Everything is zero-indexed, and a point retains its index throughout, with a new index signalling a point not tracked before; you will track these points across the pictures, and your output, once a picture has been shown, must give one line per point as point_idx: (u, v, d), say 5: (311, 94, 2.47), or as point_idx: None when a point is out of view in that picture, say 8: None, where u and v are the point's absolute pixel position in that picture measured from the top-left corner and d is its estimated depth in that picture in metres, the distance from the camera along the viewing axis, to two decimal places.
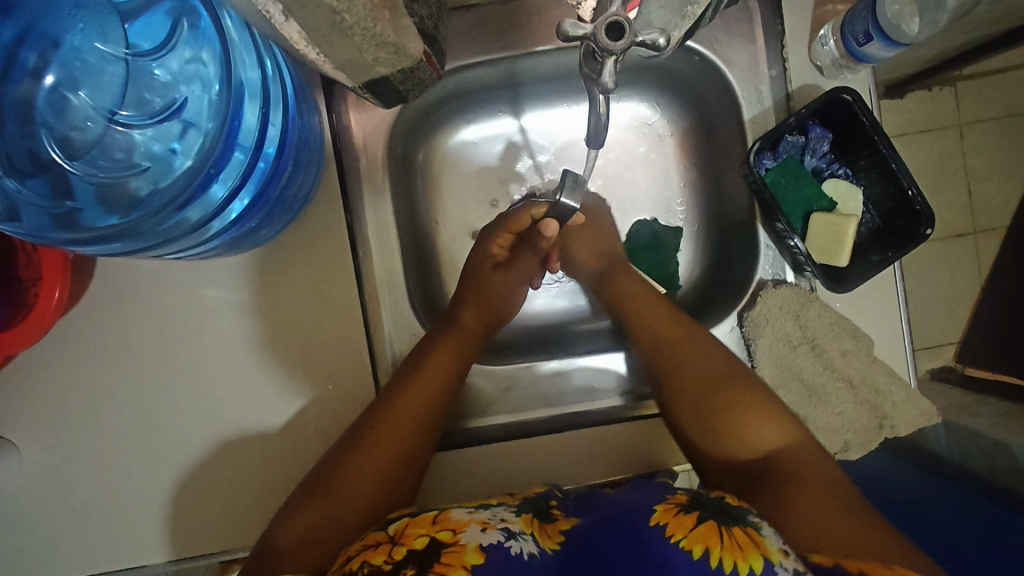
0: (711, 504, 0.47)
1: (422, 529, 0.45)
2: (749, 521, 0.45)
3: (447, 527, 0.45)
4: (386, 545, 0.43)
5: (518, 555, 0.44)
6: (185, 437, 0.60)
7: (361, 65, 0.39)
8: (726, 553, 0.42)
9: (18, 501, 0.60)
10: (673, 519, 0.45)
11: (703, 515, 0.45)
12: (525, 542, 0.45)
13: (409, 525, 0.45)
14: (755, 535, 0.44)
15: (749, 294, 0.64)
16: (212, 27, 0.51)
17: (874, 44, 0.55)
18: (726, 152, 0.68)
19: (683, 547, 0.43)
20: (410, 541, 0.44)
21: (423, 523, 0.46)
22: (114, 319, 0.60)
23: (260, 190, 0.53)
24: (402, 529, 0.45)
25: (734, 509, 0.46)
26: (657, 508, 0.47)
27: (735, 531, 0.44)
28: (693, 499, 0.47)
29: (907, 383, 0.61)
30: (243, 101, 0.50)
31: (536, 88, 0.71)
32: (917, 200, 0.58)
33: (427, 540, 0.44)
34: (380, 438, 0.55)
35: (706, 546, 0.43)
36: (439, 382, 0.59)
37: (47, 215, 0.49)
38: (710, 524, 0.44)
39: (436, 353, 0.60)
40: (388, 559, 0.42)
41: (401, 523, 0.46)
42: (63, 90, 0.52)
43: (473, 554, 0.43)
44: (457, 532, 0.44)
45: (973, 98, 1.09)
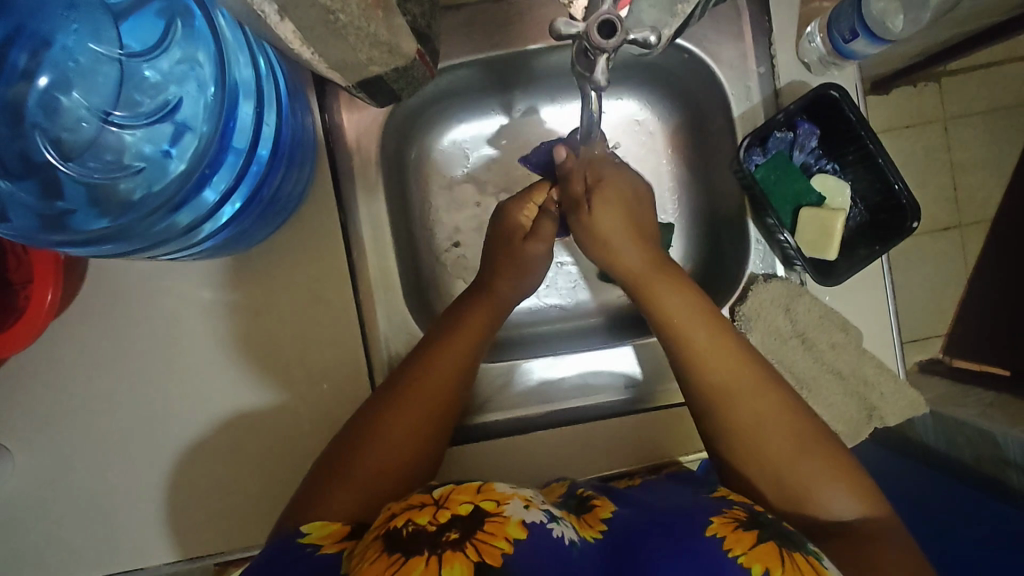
0: (770, 526, 0.47)
1: (466, 497, 0.45)
2: (809, 549, 0.45)
3: (491, 498, 0.45)
4: (431, 508, 0.43)
5: (561, 537, 0.44)
6: (180, 439, 0.60)
7: (355, 65, 0.40)
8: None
9: (12, 506, 0.59)
10: (731, 533, 0.46)
11: (762, 535, 0.46)
12: (565, 528, 0.46)
13: (454, 492, 0.45)
14: (817, 566, 0.44)
15: (741, 288, 0.65)
16: (207, 29, 0.51)
17: (859, 41, 0.56)
18: (716, 148, 0.68)
19: (741, 563, 0.44)
20: (455, 506, 0.44)
21: (468, 492, 0.46)
22: (107, 321, 0.60)
23: (252, 191, 0.53)
24: (448, 495, 0.45)
25: (792, 534, 0.47)
26: (714, 520, 0.48)
27: (795, 556, 0.44)
28: (751, 518, 0.48)
29: (895, 374, 0.62)
30: (238, 100, 0.51)
31: (527, 86, 0.72)
32: (903, 194, 0.59)
33: (471, 508, 0.44)
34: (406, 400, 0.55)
35: (766, 565, 0.43)
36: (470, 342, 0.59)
37: (32, 213, 0.49)
38: (769, 546, 0.45)
39: (466, 316, 0.61)
40: (433, 520, 0.42)
41: (446, 489, 0.46)
42: (56, 90, 0.52)
43: (515, 528, 0.42)
44: (501, 504, 0.45)
45: (957, 93, 1.11)
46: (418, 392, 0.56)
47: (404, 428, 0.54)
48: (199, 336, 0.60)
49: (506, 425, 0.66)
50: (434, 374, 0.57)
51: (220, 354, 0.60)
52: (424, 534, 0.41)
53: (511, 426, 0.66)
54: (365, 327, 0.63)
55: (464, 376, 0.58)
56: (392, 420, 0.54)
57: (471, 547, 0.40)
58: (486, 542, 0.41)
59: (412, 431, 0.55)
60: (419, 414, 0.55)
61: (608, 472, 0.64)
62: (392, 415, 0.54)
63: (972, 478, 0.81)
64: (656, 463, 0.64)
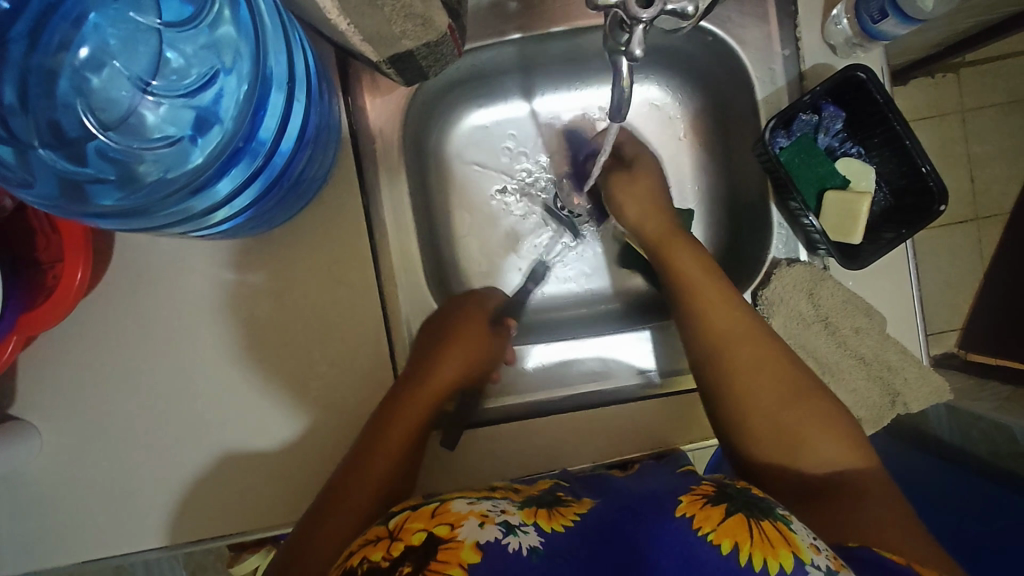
0: (738, 497, 0.48)
1: (421, 523, 0.46)
2: (777, 514, 0.47)
3: (445, 521, 0.45)
4: (385, 541, 0.45)
5: (517, 551, 0.43)
6: (204, 419, 0.61)
7: (389, 37, 0.40)
8: (755, 547, 0.44)
9: (38, 484, 0.60)
10: (700, 511, 0.46)
11: (731, 508, 0.47)
12: (525, 535, 0.45)
13: (409, 519, 0.46)
14: (785, 530, 0.46)
15: (763, 273, 0.65)
16: (248, 18, 0.52)
17: (889, 20, 0.56)
18: (737, 133, 0.68)
19: (712, 541, 0.44)
20: (409, 537, 0.45)
21: (423, 517, 0.46)
22: (133, 301, 0.60)
23: (275, 179, 0.53)
24: (402, 524, 0.46)
25: (758, 501, 0.48)
26: (683, 499, 0.48)
27: (764, 525, 0.45)
28: (719, 491, 0.49)
29: (919, 360, 0.62)
30: (269, 89, 0.51)
31: (547, 70, 0.72)
32: (931, 177, 0.59)
33: (424, 535, 0.45)
34: (365, 464, 0.56)
35: (736, 539, 0.44)
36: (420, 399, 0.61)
37: (55, 177, 0.50)
38: (738, 518, 0.46)
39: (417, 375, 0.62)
40: (387, 556, 0.43)
41: (402, 517, 0.47)
42: (98, 61, 0.53)
43: (470, 552, 0.43)
44: (455, 527, 0.45)
45: (975, 85, 1.10)
46: (385, 438, 0.58)
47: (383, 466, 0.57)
48: (223, 316, 0.61)
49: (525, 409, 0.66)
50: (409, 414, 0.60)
51: (244, 335, 0.61)
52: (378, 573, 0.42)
53: (528, 409, 0.66)
54: (387, 310, 0.63)
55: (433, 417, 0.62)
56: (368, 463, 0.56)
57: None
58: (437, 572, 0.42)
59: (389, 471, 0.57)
60: (398, 454, 0.58)
61: (619, 457, 0.63)
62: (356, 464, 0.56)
63: (989, 471, 0.80)
64: (658, 450, 0.63)
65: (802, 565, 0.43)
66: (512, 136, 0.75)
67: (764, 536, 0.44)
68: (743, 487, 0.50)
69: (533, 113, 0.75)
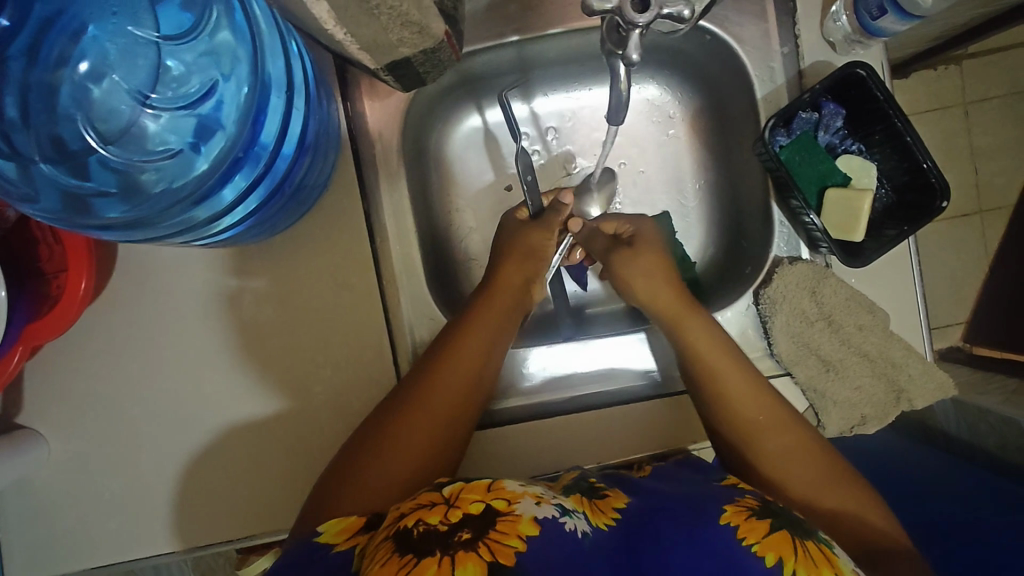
0: (781, 513, 0.49)
1: (477, 495, 0.45)
2: (820, 538, 0.47)
3: (502, 497, 0.45)
4: (442, 507, 0.43)
5: (572, 530, 0.44)
6: (209, 425, 0.61)
7: (386, 45, 0.40)
8: (800, 565, 0.44)
9: (46, 491, 0.60)
10: (745, 522, 0.47)
11: (776, 523, 0.47)
12: (577, 520, 0.46)
13: (464, 490, 0.45)
14: (828, 553, 0.46)
15: (765, 272, 0.65)
16: (245, 24, 0.52)
17: (888, 17, 0.55)
18: (738, 131, 0.68)
19: (757, 553, 0.45)
20: (466, 505, 0.43)
21: (478, 490, 0.46)
22: (136, 309, 0.60)
23: (277, 184, 0.53)
24: (457, 493, 0.45)
25: (801, 521, 0.48)
26: (727, 509, 0.49)
27: (808, 544, 0.46)
28: (762, 505, 0.49)
29: (923, 357, 0.62)
30: (268, 95, 0.52)
31: (547, 71, 0.72)
32: (933, 173, 0.59)
33: (482, 506, 0.44)
34: (429, 404, 0.55)
35: (780, 554, 0.45)
36: (486, 340, 0.59)
37: (58, 191, 0.50)
38: (783, 534, 0.46)
39: (481, 318, 0.60)
40: (445, 520, 0.41)
41: (456, 488, 0.46)
42: (96, 76, 0.53)
43: (528, 525, 0.42)
44: (512, 503, 0.44)
45: (977, 77, 1.10)
46: (450, 378, 0.56)
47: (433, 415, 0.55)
48: (226, 323, 0.61)
49: (528, 411, 0.66)
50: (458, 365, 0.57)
51: (247, 342, 0.61)
52: (435, 534, 0.40)
53: (532, 411, 0.66)
54: (389, 315, 0.63)
55: (488, 368, 0.59)
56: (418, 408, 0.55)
57: (483, 547, 0.40)
58: (498, 541, 0.40)
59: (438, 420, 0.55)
60: (448, 403, 0.56)
61: (624, 458, 0.63)
62: (420, 404, 0.55)
63: (996, 465, 0.80)
64: (660, 451, 0.64)
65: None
66: (511, 138, 0.75)
67: (809, 555, 0.45)
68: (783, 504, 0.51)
69: (528, 113, 0.75)
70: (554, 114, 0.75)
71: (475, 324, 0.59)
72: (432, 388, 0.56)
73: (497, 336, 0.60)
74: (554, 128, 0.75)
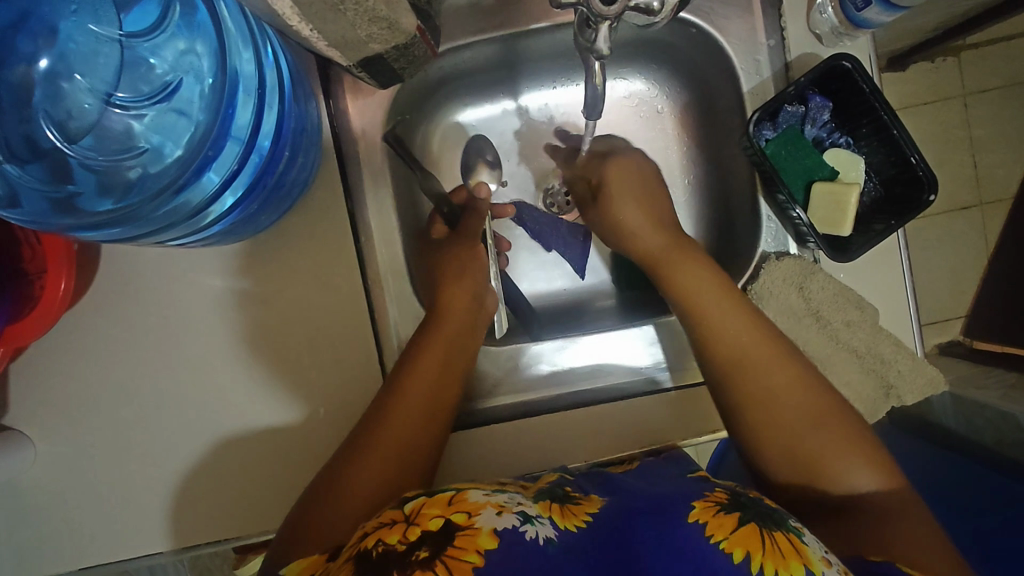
0: (751, 507, 0.48)
1: (438, 510, 0.45)
2: (789, 526, 0.47)
3: (462, 510, 0.45)
4: (402, 525, 0.43)
5: (534, 539, 0.43)
6: (195, 425, 0.61)
7: (356, 42, 0.40)
8: (766, 558, 0.43)
9: (34, 493, 0.60)
10: (713, 518, 0.46)
11: (743, 517, 0.46)
12: (541, 527, 0.45)
13: (426, 504, 0.45)
14: (797, 542, 0.45)
15: (752, 268, 0.65)
16: (209, 22, 0.52)
17: (873, 9, 0.55)
18: (725, 125, 0.67)
19: (723, 549, 0.44)
20: (426, 522, 0.43)
21: (440, 504, 0.45)
22: (121, 310, 0.60)
23: (256, 178, 0.53)
24: (419, 509, 0.45)
25: (771, 512, 0.48)
26: (695, 505, 0.48)
27: (777, 536, 0.45)
28: (732, 500, 0.49)
29: (913, 353, 0.61)
30: (239, 93, 0.51)
31: (533, 68, 0.71)
32: (920, 166, 0.58)
33: (441, 522, 0.43)
34: (383, 431, 0.54)
35: (748, 548, 0.44)
36: (438, 361, 0.58)
37: (40, 195, 0.50)
38: (750, 527, 0.46)
39: (428, 339, 0.59)
40: (402, 539, 0.41)
41: (418, 503, 0.45)
42: (59, 76, 0.53)
43: (487, 539, 0.42)
44: (472, 516, 0.44)
45: (976, 68, 1.08)
46: (405, 402, 0.56)
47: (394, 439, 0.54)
48: (211, 323, 0.61)
49: (516, 410, 0.65)
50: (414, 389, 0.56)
51: (231, 342, 0.61)
52: (394, 555, 0.40)
53: (520, 410, 0.65)
54: (374, 313, 0.63)
55: (444, 392, 0.58)
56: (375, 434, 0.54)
57: (440, 564, 0.40)
58: (456, 557, 0.40)
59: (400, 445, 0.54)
60: (405, 430, 0.55)
61: (611, 456, 0.63)
62: (377, 432, 0.54)
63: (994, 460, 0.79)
64: (651, 448, 0.63)
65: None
66: (499, 135, 0.75)
67: (777, 546, 0.44)
68: (755, 496, 0.50)
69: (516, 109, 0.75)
70: (540, 108, 0.75)
71: (426, 346, 0.59)
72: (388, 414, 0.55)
73: (450, 355, 0.60)
74: (540, 124, 0.76)
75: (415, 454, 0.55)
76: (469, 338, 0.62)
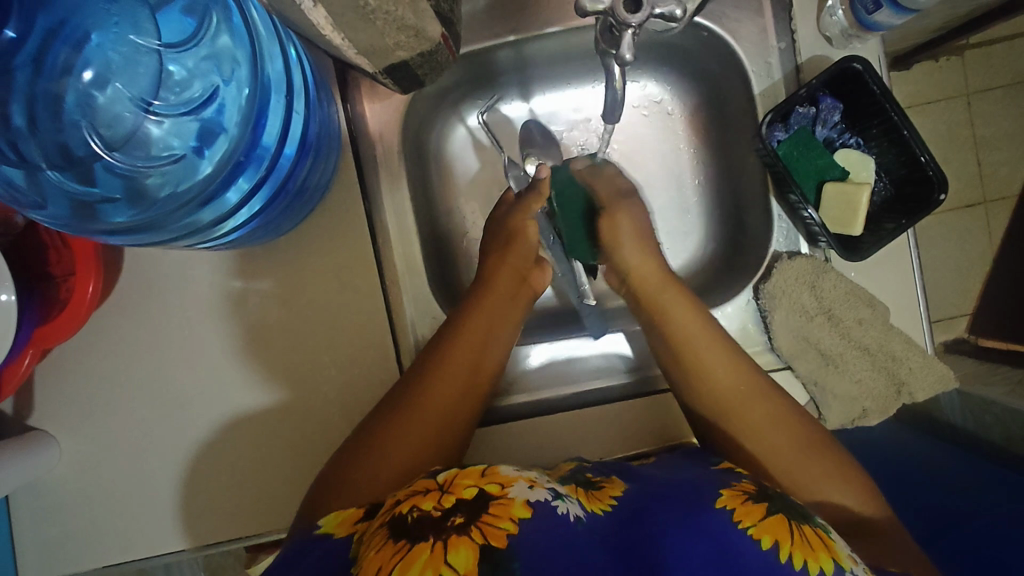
0: (778, 498, 0.49)
1: (471, 481, 0.46)
2: (817, 522, 0.48)
3: (495, 481, 0.46)
4: (436, 493, 0.44)
5: (565, 513, 0.45)
6: (216, 424, 0.62)
7: (383, 49, 0.41)
8: (795, 547, 0.45)
9: (59, 491, 0.62)
10: (740, 505, 0.48)
11: (772, 507, 0.48)
12: (571, 504, 0.47)
13: (458, 475, 0.46)
14: (825, 538, 0.46)
15: (764, 267, 0.65)
16: (243, 31, 0.53)
17: (883, 11, 0.55)
18: (737, 125, 0.68)
19: (751, 535, 0.45)
20: (460, 490, 0.45)
21: (472, 476, 0.47)
22: (142, 312, 0.61)
23: (279, 186, 0.54)
24: (452, 479, 0.46)
25: (799, 506, 0.49)
26: (723, 493, 0.49)
27: (805, 528, 0.46)
28: (760, 491, 0.50)
29: (924, 349, 0.62)
30: (269, 100, 0.53)
31: (546, 70, 0.72)
32: (930, 166, 0.59)
33: (476, 492, 0.45)
34: (425, 391, 0.56)
35: (776, 537, 0.45)
36: (484, 330, 0.61)
37: (68, 199, 0.51)
38: (779, 517, 0.47)
39: (474, 310, 0.62)
40: (438, 505, 0.43)
41: (451, 474, 0.47)
42: (94, 88, 0.53)
43: (520, 508, 0.43)
44: (505, 486, 0.46)
45: (980, 67, 1.09)
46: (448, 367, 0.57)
47: (425, 419, 0.55)
48: (231, 323, 0.62)
49: (531, 407, 0.66)
50: (450, 366, 0.58)
51: (251, 341, 0.62)
52: (429, 520, 0.42)
53: (535, 408, 0.66)
54: (392, 314, 0.64)
55: (486, 359, 0.60)
56: (407, 412, 0.55)
57: (475, 530, 0.41)
58: (490, 524, 0.42)
59: (430, 427, 0.55)
60: (446, 393, 0.57)
61: (628, 452, 0.64)
62: (420, 391, 0.56)
63: (1003, 457, 0.80)
64: (671, 444, 0.64)
65: (842, 571, 0.44)
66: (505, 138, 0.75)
67: (806, 538, 0.45)
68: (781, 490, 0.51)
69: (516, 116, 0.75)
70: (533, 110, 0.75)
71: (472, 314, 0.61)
72: (431, 375, 0.57)
73: (493, 331, 0.61)
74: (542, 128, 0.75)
75: (449, 429, 0.56)
76: (511, 318, 0.64)
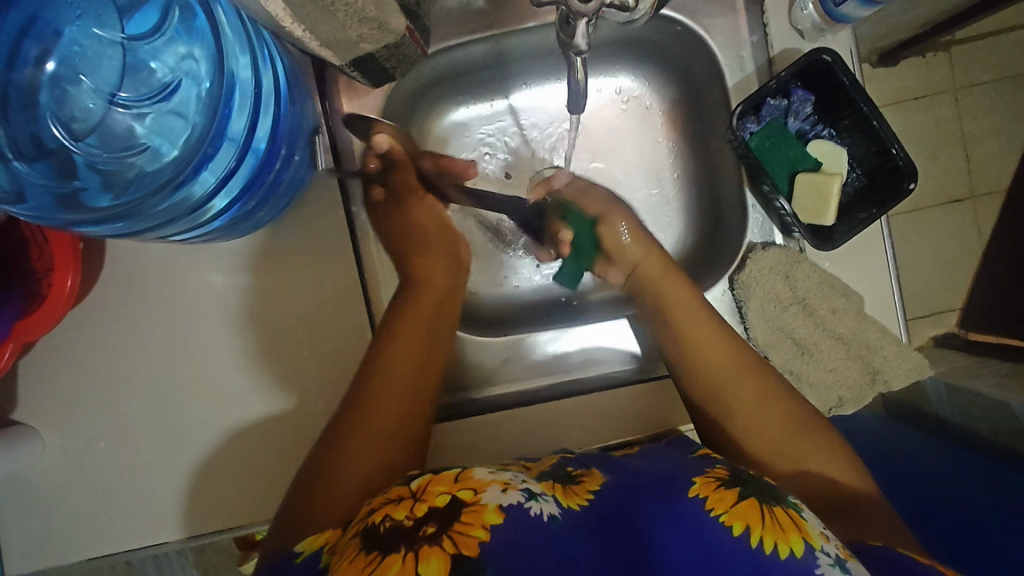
0: (751, 483, 0.50)
1: (444, 487, 0.45)
2: (789, 502, 0.49)
3: (468, 486, 0.45)
4: (408, 501, 0.44)
5: (538, 514, 0.45)
6: (197, 418, 0.63)
7: (347, 41, 0.43)
8: (765, 531, 0.45)
9: (42, 485, 0.62)
10: (713, 493, 0.48)
11: (744, 491, 0.48)
12: (545, 504, 0.46)
13: (431, 482, 0.46)
14: (796, 516, 0.47)
15: (739, 258, 0.66)
16: (207, 26, 0.53)
17: (850, 4, 0.56)
18: (712, 117, 0.69)
19: (723, 522, 0.46)
20: (432, 498, 0.44)
21: (445, 482, 0.46)
22: (125, 306, 0.62)
23: (252, 178, 0.55)
24: (425, 486, 0.45)
25: (771, 489, 0.49)
26: (697, 480, 0.50)
27: (776, 510, 0.47)
28: (734, 476, 0.50)
29: (898, 338, 0.63)
30: (233, 98, 0.53)
31: (524, 66, 0.73)
32: (900, 157, 0.60)
33: (448, 498, 0.44)
34: (372, 395, 0.56)
35: (748, 522, 0.46)
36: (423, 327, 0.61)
37: (49, 194, 0.51)
38: (751, 502, 0.47)
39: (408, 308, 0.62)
40: (410, 515, 0.43)
41: (424, 479, 0.46)
42: (63, 82, 0.55)
43: (493, 514, 0.43)
44: (478, 491, 0.45)
45: (967, 63, 1.10)
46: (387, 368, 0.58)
47: (382, 420, 0.55)
48: (212, 317, 0.62)
49: (511, 399, 0.67)
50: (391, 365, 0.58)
51: (231, 335, 0.63)
52: (401, 531, 0.41)
53: (514, 400, 0.67)
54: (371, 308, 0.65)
55: (427, 355, 0.61)
56: (370, 425, 0.55)
57: (447, 540, 0.41)
58: (462, 532, 0.41)
59: (390, 428, 0.55)
60: (392, 392, 0.57)
61: (610, 441, 0.64)
62: (365, 397, 0.56)
63: (986, 447, 0.80)
64: (655, 433, 0.65)
65: (812, 551, 0.45)
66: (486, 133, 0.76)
67: (776, 520, 0.46)
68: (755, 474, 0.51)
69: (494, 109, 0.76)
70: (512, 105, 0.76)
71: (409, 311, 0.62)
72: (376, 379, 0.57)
73: (432, 325, 0.62)
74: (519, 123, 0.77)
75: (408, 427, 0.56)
76: (447, 312, 0.65)
